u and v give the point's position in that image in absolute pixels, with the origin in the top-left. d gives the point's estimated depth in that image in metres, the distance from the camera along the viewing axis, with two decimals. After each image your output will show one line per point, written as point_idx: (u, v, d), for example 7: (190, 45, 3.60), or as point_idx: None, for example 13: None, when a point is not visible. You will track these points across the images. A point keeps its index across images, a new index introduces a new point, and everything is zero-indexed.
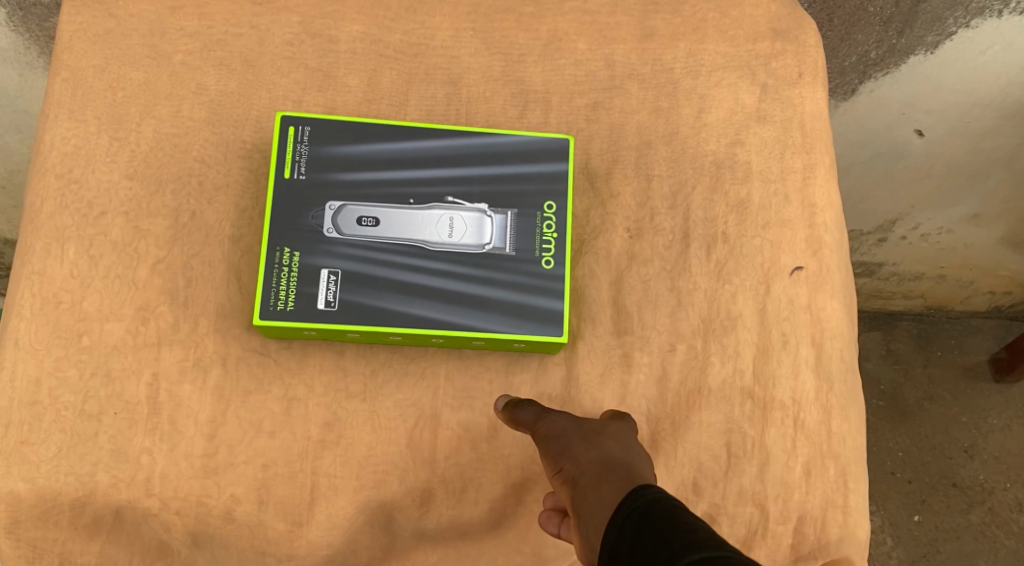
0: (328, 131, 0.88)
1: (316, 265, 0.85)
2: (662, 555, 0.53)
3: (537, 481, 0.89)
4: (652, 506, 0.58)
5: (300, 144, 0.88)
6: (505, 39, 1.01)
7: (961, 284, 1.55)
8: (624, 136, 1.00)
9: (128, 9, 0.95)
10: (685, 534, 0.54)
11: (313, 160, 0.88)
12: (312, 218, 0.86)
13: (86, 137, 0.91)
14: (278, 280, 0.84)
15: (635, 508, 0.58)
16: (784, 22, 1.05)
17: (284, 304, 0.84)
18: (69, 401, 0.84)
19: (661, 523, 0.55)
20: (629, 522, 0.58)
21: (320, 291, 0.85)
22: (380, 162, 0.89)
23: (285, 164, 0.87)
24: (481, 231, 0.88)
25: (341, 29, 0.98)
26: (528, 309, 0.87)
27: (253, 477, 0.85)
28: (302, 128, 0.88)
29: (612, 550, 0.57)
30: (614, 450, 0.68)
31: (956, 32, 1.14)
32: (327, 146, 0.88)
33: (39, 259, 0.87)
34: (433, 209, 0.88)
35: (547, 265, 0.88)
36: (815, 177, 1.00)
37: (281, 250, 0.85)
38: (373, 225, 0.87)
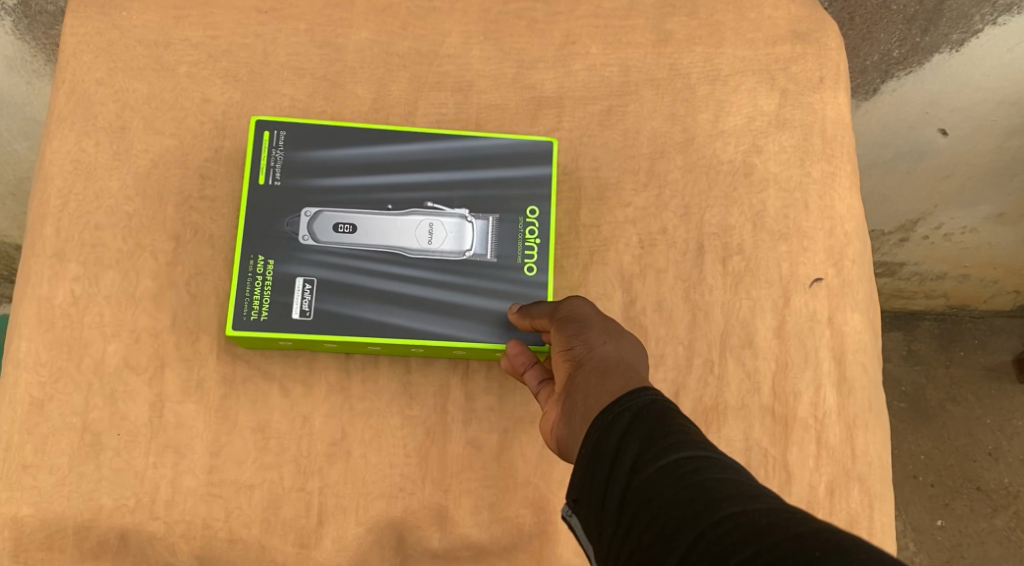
0: (303, 134, 0.86)
1: (292, 272, 0.83)
2: (654, 449, 0.58)
3: (550, 500, 0.86)
4: (643, 406, 0.62)
5: (275, 149, 0.85)
6: (516, 44, 0.98)
7: (985, 283, 1.51)
8: (638, 142, 0.97)
9: (132, 20, 0.93)
10: (676, 434, 0.59)
11: (288, 165, 0.85)
12: (288, 224, 0.84)
13: (90, 152, 0.89)
14: (252, 289, 0.82)
15: (628, 405, 0.63)
16: (804, 24, 1.01)
17: (257, 313, 0.81)
18: (73, 422, 0.83)
19: (653, 423, 0.60)
20: (619, 418, 0.62)
21: (295, 300, 0.82)
22: (356, 166, 0.86)
23: (260, 170, 0.84)
24: (461, 237, 0.85)
25: (348, 37, 0.96)
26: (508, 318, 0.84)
27: (260, 498, 0.83)
28: (277, 131, 0.85)
29: (600, 440, 0.62)
30: (626, 353, 0.71)
31: (982, 29, 1.12)
32: (302, 151, 0.86)
33: (42, 277, 0.86)
34: (412, 215, 0.86)
35: (529, 271, 0.86)
36: (836, 185, 0.97)
37: (255, 258, 0.82)
38: (349, 231, 0.84)
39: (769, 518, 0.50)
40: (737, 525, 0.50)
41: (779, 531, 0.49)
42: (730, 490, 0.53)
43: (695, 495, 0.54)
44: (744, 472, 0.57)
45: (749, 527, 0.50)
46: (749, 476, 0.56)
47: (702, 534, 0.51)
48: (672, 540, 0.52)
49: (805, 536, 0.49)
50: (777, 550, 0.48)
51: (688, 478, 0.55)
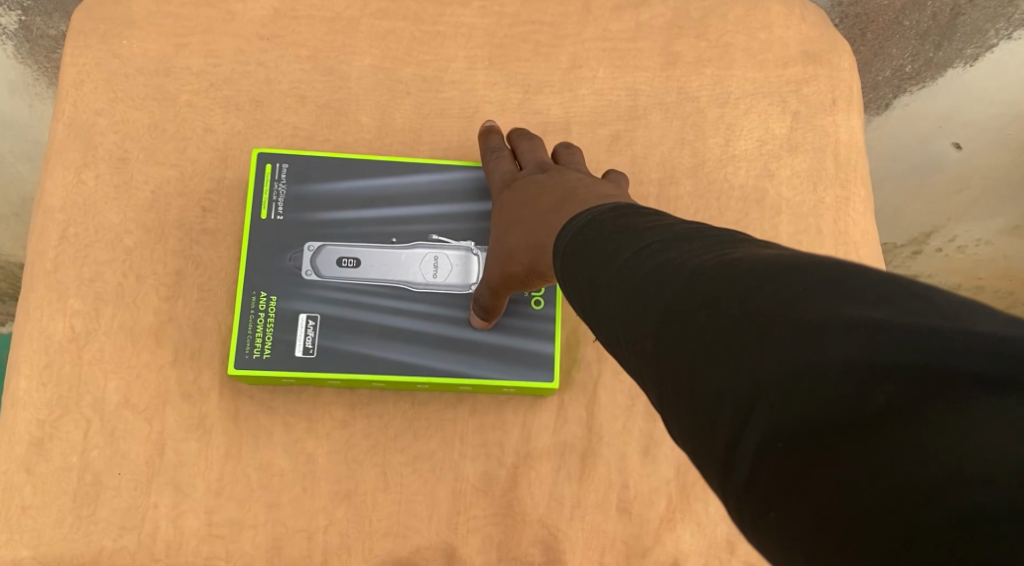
0: (305, 166, 0.85)
1: (295, 308, 0.81)
2: (600, 269, 0.50)
3: (559, 537, 0.84)
4: (586, 232, 0.55)
5: (278, 183, 0.84)
6: (521, 69, 0.96)
7: (1001, 295, 1.38)
8: (647, 167, 0.95)
9: (133, 49, 0.92)
10: (616, 242, 0.51)
11: (291, 199, 0.84)
12: (290, 259, 0.82)
13: (90, 185, 0.88)
14: (255, 327, 0.80)
15: (568, 241, 0.56)
16: (816, 45, 0.99)
17: (259, 351, 0.80)
18: (73, 462, 0.81)
19: (594, 245, 0.53)
20: (566, 258, 0.56)
21: (298, 337, 0.81)
22: (360, 198, 0.85)
23: (262, 205, 0.83)
24: (467, 269, 0.84)
25: (351, 63, 0.94)
26: (516, 355, 0.83)
27: (262, 538, 0.82)
28: (280, 164, 0.84)
29: (565, 284, 0.55)
30: (516, 238, 0.71)
31: (996, 44, 1.10)
32: (305, 184, 0.84)
33: (41, 313, 0.84)
34: (417, 248, 0.84)
35: (537, 305, 0.84)
36: (850, 211, 0.95)
37: (257, 295, 0.81)
38: (353, 265, 0.83)
39: (708, 281, 0.41)
40: (675, 309, 0.42)
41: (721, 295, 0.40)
42: (665, 273, 0.44)
43: (636, 298, 0.45)
44: (694, 236, 0.46)
45: (688, 306, 0.41)
46: (701, 235, 0.46)
47: (652, 335, 0.43)
48: (638, 354, 0.44)
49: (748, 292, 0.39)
50: (717, 320, 0.39)
51: (629, 282, 0.46)
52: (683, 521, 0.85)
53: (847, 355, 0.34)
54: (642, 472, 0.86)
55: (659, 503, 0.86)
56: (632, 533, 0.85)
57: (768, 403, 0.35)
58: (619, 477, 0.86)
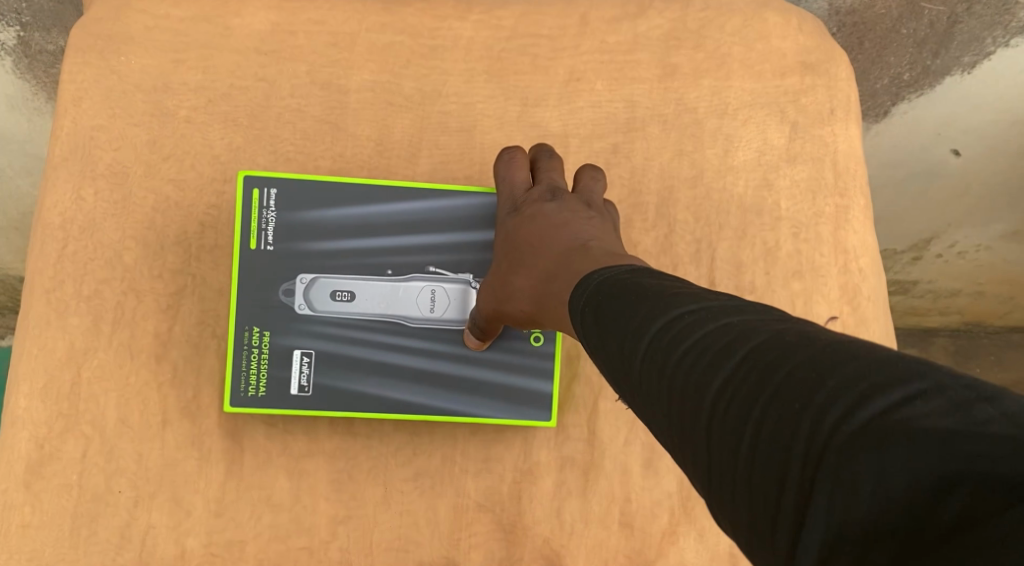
0: (295, 192, 0.81)
1: (290, 345, 0.81)
2: (630, 335, 0.51)
3: (561, 552, 0.85)
4: (607, 292, 0.56)
5: (266, 210, 0.80)
6: (519, 82, 0.96)
7: (1001, 300, 1.44)
8: (646, 178, 0.95)
9: (130, 65, 0.92)
10: (646, 308, 0.52)
11: (281, 227, 0.81)
12: (284, 292, 0.81)
13: (89, 201, 0.88)
14: (249, 363, 0.80)
15: (584, 300, 0.58)
16: (814, 55, 0.99)
17: (254, 389, 0.80)
18: (73, 480, 0.81)
19: (618, 308, 0.54)
20: (587, 318, 0.57)
21: (293, 374, 0.81)
22: (355, 227, 0.82)
23: (252, 234, 0.80)
24: (464, 304, 0.83)
25: (349, 78, 0.94)
26: (513, 392, 0.84)
27: (264, 555, 0.82)
28: (267, 189, 0.81)
29: (587, 342, 0.57)
30: (519, 283, 0.72)
31: (994, 51, 1.11)
32: (296, 211, 0.81)
33: (39, 331, 0.84)
34: (413, 281, 0.83)
35: (536, 341, 0.84)
36: (848, 221, 0.95)
37: (250, 330, 0.80)
38: (347, 299, 0.82)
39: (761, 370, 0.42)
40: (728, 397, 0.43)
41: (775, 386, 0.41)
42: (709, 355, 0.45)
43: (681, 379, 0.46)
44: (735, 313, 0.47)
45: (742, 396, 0.42)
46: (742, 309, 0.48)
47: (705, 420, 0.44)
48: (684, 435, 0.46)
49: (804, 386, 0.40)
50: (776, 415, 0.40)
51: (667, 358, 0.48)
52: (685, 535, 0.86)
53: (910, 462, 0.35)
54: (644, 486, 0.86)
55: (661, 516, 0.86)
56: (634, 546, 0.85)
57: (829, 510, 0.36)
58: (621, 491, 0.86)
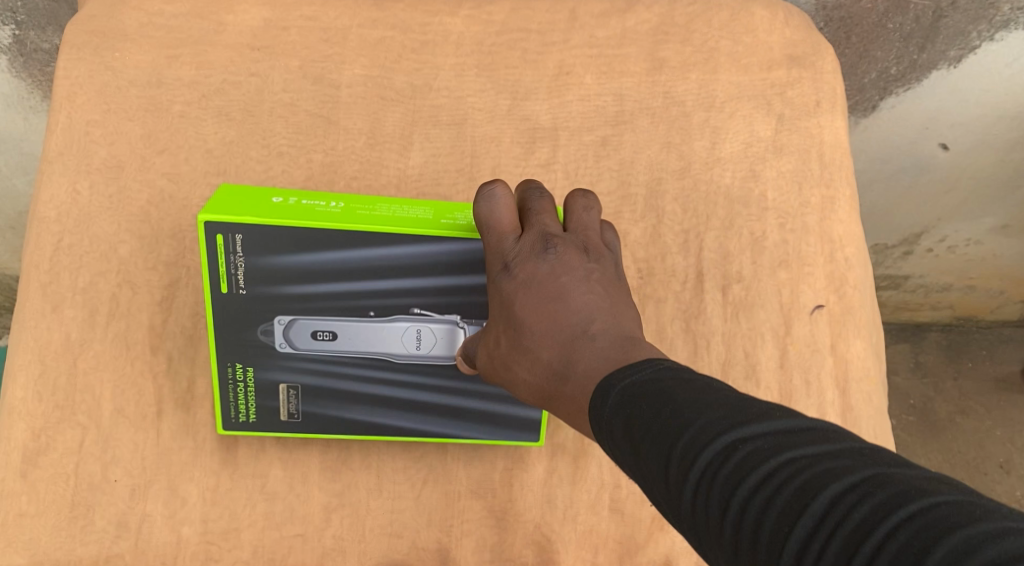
0: (264, 238, 0.74)
1: (275, 378, 0.80)
2: (677, 466, 0.54)
3: (553, 538, 0.85)
4: (635, 404, 0.59)
5: (234, 256, 0.74)
6: (509, 75, 0.97)
7: (991, 294, 1.48)
8: (635, 170, 0.96)
9: (124, 61, 0.93)
10: (687, 433, 0.55)
11: (252, 271, 0.75)
12: (262, 333, 0.78)
13: (84, 195, 0.89)
14: (236, 393, 0.81)
15: (612, 412, 0.60)
16: (800, 48, 1.01)
17: (245, 415, 0.82)
18: (69, 469, 0.82)
19: (657, 431, 0.56)
20: (617, 429, 0.60)
21: (281, 403, 0.81)
22: (332, 268, 0.76)
23: (222, 279, 0.76)
24: (453, 342, 0.80)
25: (341, 72, 0.95)
26: (501, 418, 0.84)
27: (259, 542, 0.83)
28: (232, 235, 0.74)
29: (619, 454, 0.59)
30: (526, 368, 0.71)
31: (979, 46, 1.12)
32: (266, 256, 0.75)
33: (35, 323, 0.85)
34: (397, 321, 0.78)
35: None
36: (835, 211, 0.97)
37: (233, 365, 0.79)
38: (329, 338, 0.79)
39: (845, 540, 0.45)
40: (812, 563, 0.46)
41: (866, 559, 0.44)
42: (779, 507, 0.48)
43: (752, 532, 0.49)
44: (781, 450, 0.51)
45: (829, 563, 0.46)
46: (789, 437, 0.52)
47: None
48: None
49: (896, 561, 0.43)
50: None
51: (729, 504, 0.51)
52: None
53: None
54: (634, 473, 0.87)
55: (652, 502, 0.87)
56: (624, 532, 0.86)
57: None
58: (611, 477, 0.87)
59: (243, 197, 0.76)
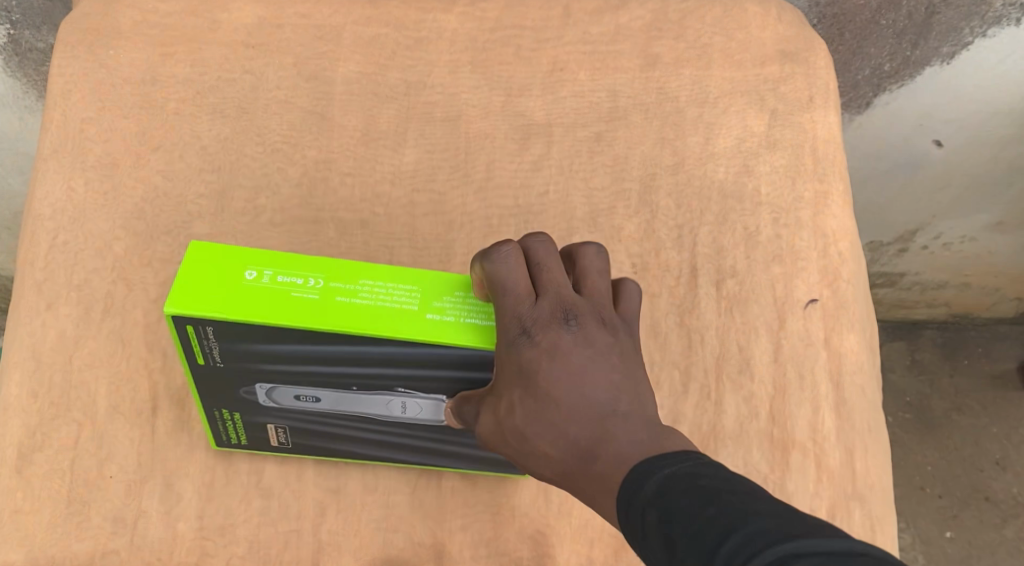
0: (234, 332, 0.67)
1: (262, 420, 0.79)
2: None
3: (548, 533, 0.85)
4: (675, 492, 0.52)
5: (207, 342, 0.69)
6: (503, 72, 0.98)
7: (987, 291, 1.48)
8: (629, 165, 0.96)
9: (120, 59, 0.94)
10: (727, 533, 0.47)
11: (226, 352, 0.70)
12: (243, 393, 0.75)
13: (78, 191, 0.89)
14: (224, 426, 0.81)
15: (647, 496, 0.54)
16: (792, 44, 1.02)
17: (236, 439, 0.83)
18: (64, 465, 0.82)
19: (689, 520, 0.49)
20: (648, 520, 0.52)
21: (270, 435, 0.82)
22: (311, 355, 0.70)
23: (196, 355, 0.71)
24: (440, 412, 0.76)
25: (336, 70, 0.96)
26: (489, 461, 0.83)
27: (253, 539, 0.82)
28: (201, 328, 0.67)
29: (640, 544, 0.53)
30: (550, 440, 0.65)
31: (972, 42, 1.11)
32: (240, 342, 0.69)
33: (30, 319, 0.85)
34: (381, 396, 0.75)
35: None
36: (829, 206, 0.96)
37: (219, 409, 0.78)
38: (312, 401, 0.76)
39: None
40: None
41: None
42: None
43: None
44: None
45: None
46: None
47: None
48: None
49: None
50: None
51: None
52: None
53: None
54: None
55: None
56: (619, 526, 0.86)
57: None
58: None
59: (210, 273, 0.67)
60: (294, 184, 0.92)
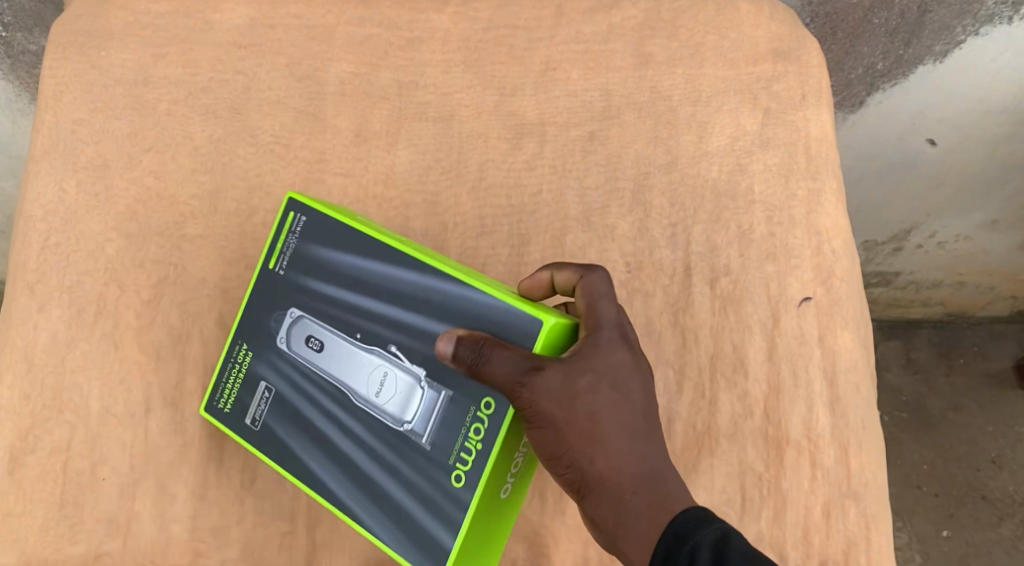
0: (318, 226, 0.78)
1: (261, 373, 0.80)
2: None
3: (543, 532, 0.85)
4: (732, 552, 0.65)
5: (291, 236, 0.79)
6: (496, 72, 0.98)
7: (981, 290, 1.48)
8: (622, 165, 0.96)
9: (112, 60, 0.94)
10: None
11: (297, 256, 0.78)
12: (273, 320, 0.79)
13: (70, 192, 0.90)
14: (229, 375, 0.81)
15: (704, 538, 0.66)
16: (784, 43, 1.01)
17: (223, 403, 0.81)
18: (56, 467, 0.82)
19: None
20: (698, 556, 0.66)
21: (252, 401, 0.80)
22: (351, 277, 0.76)
23: (273, 254, 0.79)
24: (407, 404, 0.73)
25: (328, 70, 0.96)
26: (413, 522, 0.73)
27: (247, 540, 0.82)
28: (300, 216, 0.78)
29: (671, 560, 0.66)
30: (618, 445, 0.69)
31: (964, 40, 1.11)
32: (314, 245, 0.78)
33: (23, 322, 0.86)
34: (374, 354, 0.75)
35: (456, 481, 0.71)
36: (822, 204, 0.95)
37: (240, 344, 0.81)
38: (317, 348, 0.77)
39: None
40: None
41: None
42: None
43: None
44: None
45: None
46: None
47: None
48: None
49: None
50: None
51: None
52: None
53: None
54: None
55: None
56: None
57: None
58: None
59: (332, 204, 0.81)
60: (287, 185, 0.92)
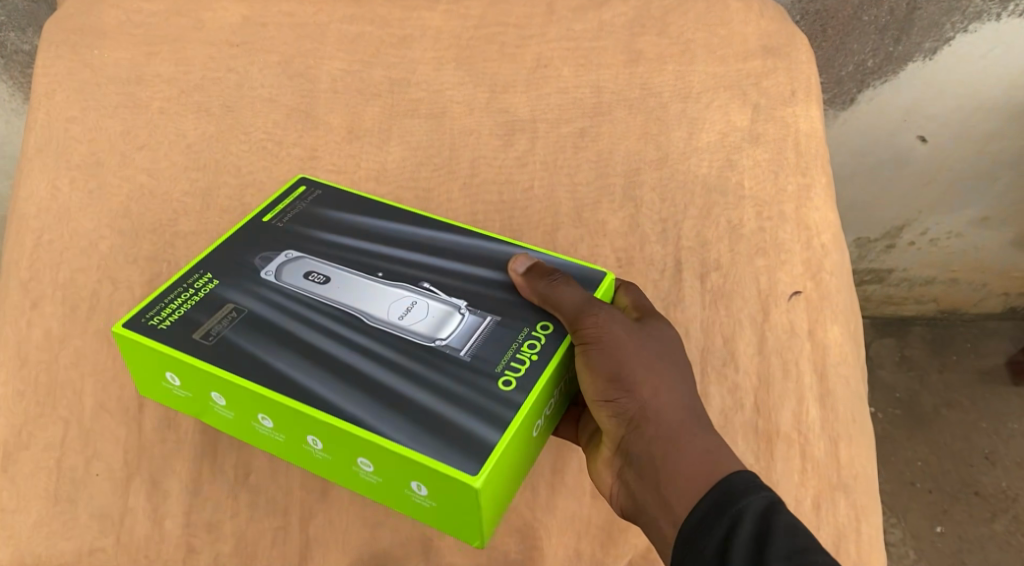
0: (335, 198, 0.85)
1: (230, 297, 0.75)
2: None
3: (534, 526, 0.82)
4: (777, 532, 0.62)
5: (300, 201, 0.84)
6: (488, 71, 1.01)
7: (973, 287, 1.50)
8: (613, 161, 0.97)
9: (104, 59, 0.98)
10: None
11: (302, 216, 0.83)
12: (261, 258, 0.78)
13: (63, 189, 0.91)
14: (174, 298, 0.74)
15: (749, 508, 0.64)
16: (776, 39, 1.04)
17: (159, 321, 0.73)
18: (49, 463, 0.82)
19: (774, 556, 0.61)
20: (738, 524, 0.63)
21: (211, 318, 0.73)
22: (369, 232, 0.82)
23: (272, 211, 0.83)
24: (441, 325, 0.73)
25: (319, 69, 0.99)
26: (446, 425, 0.67)
27: (239, 536, 0.81)
28: (313, 190, 0.85)
29: (704, 521, 0.64)
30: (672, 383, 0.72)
31: (954, 37, 1.12)
32: (327, 210, 0.84)
33: (16, 319, 0.86)
34: (402, 288, 0.76)
35: (505, 385, 0.69)
36: (812, 199, 0.96)
37: (201, 273, 0.77)
38: (320, 281, 0.77)
39: None
40: None
41: None
42: None
43: None
44: None
45: None
46: None
47: None
48: None
49: None
50: None
51: None
52: None
53: None
54: None
55: None
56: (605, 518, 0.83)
57: None
58: None
59: None
60: (278, 180, 0.91)
